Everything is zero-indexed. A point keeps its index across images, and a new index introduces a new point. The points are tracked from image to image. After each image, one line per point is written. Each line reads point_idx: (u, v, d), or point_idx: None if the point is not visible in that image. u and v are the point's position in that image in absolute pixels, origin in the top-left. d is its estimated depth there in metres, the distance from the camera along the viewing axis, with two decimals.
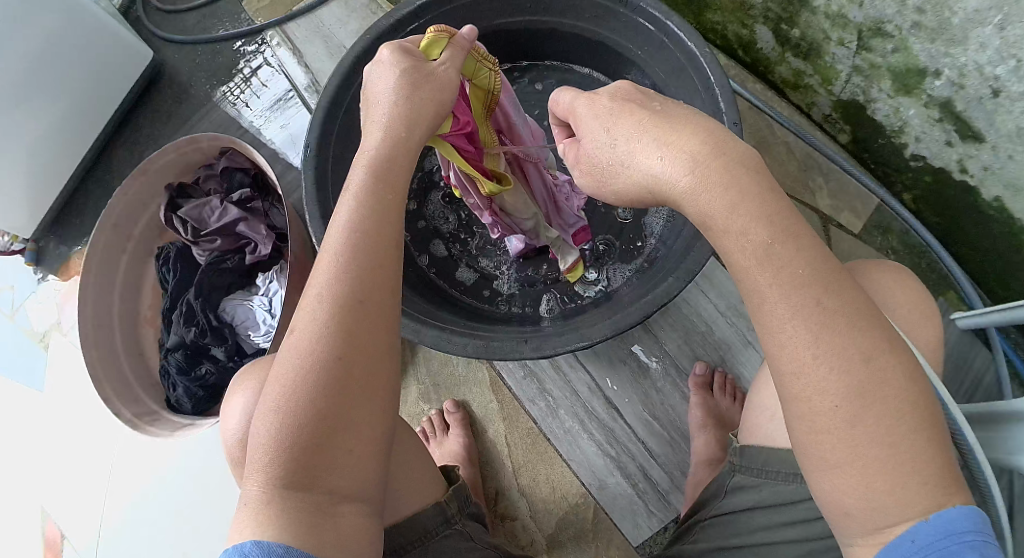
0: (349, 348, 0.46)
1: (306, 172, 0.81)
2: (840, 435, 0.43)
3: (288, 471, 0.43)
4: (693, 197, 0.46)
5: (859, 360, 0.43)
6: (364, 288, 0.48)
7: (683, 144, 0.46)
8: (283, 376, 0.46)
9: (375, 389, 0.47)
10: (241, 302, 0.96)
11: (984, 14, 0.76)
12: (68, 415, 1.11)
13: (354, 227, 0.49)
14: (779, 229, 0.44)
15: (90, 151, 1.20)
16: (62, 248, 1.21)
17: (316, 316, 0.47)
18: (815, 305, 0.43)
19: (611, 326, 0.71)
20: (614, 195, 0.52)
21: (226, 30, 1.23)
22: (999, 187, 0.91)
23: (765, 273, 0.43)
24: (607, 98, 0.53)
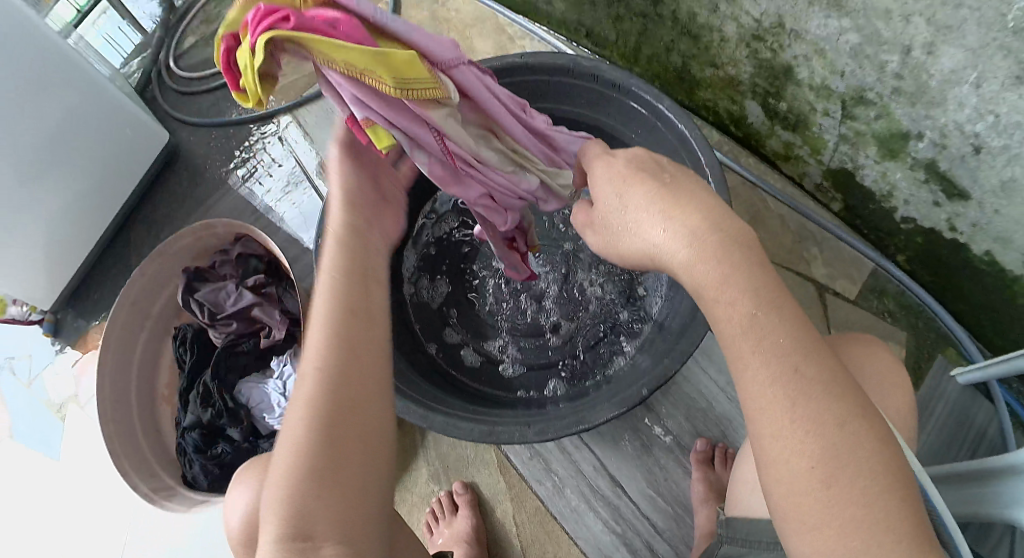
0: (343, 417, 0.51)
1: (312, 247, 0.84)
2: (815, 521, 0.44)
3: (287, 530, 0.48)
4: (690, 267, 0.48)
5: (833, 424, 0.44)
6: (345, 355, 0.52)
7: (684, 218, 0.49)
8: (286, 444, 0.51)
9: (373, 442, 0.52)
10: (257, 385, 1.01)
11: (960, 73, 0.79)
12: (81, 483, 1.12)
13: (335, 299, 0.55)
14: (762, 298, 0.47)
15: (109, 229, 1.26)
16: (80, 322, 1.25)
17: (311, 385, 0.51)
18: (793, 372, 0.45)
19: (612, 408, 0.73)
20: (624, 258, 0.56)
21: (239, 114, 1.29)
22: (988, 241, 0.94)
23: (756, 361, 0.45)
24: (621, 162, 0.57)
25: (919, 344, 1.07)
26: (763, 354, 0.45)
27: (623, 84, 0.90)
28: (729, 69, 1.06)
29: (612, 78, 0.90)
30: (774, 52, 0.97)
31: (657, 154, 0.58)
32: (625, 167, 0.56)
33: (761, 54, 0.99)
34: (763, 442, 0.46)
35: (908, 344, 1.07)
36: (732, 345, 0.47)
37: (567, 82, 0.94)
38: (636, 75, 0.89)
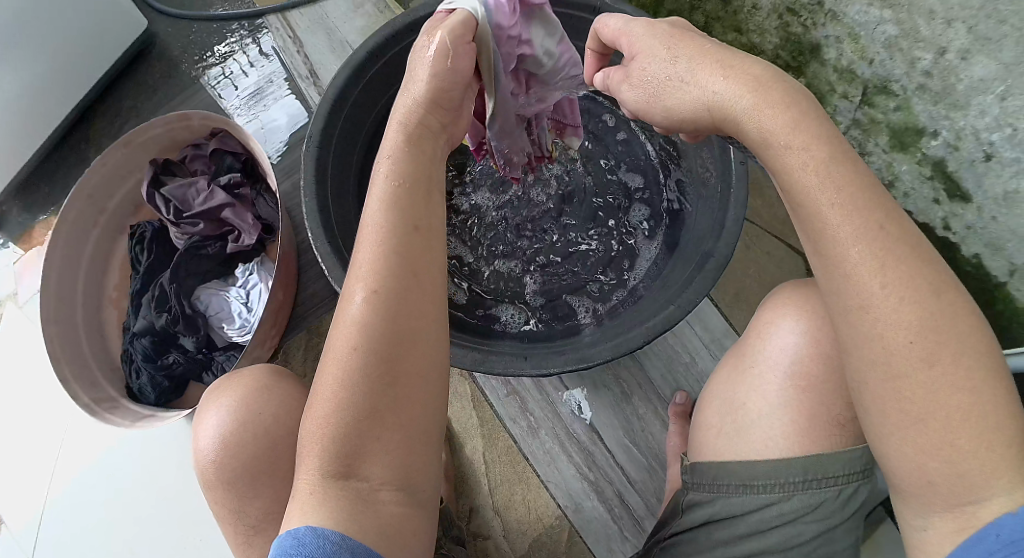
0: (387, 340, 0.48)
1: (309, 144, 0.82)
2: (918, 410, 0.42)
3: (331, 464, 0.47)
4: (756, 113, 0.47)
5: (929, 292, 0.42)
6: (395, 289, 0.49)
7: (744, 69, 0.49)
8: (336, 365, 0.48)
9: (419, 372, 0.49)
10: (217, 293, 0.93)
11: (988, 83, 0.82)
12: (12, 390, 1.02)
13: (383, 226, 0.51)
14: (834, 147, 0.45)
15: (68, 118, 1.13)
16: (27, 216, 1.13)
17: (366, 279, 0.49)
18: (880, 229, 0.43)
19: (612, 350, 0.72)
20: (667, 113, 0.54)
21: (224, 9, 1.18)
22: (979, 245, 0.96)
23: (840, 209, 0.44)
24: (661, 25, 0.56)
25: None
26: (852, 210, 0.44)
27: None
28: (754, 36, 1.05)
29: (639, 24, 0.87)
30: (806, 27, 0.97)
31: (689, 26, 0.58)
32: (661, 30, 0.55)
33: (792, 28, 0.99)
34: (861, 314, 0.43)
35: None
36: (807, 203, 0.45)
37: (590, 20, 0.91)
38: None
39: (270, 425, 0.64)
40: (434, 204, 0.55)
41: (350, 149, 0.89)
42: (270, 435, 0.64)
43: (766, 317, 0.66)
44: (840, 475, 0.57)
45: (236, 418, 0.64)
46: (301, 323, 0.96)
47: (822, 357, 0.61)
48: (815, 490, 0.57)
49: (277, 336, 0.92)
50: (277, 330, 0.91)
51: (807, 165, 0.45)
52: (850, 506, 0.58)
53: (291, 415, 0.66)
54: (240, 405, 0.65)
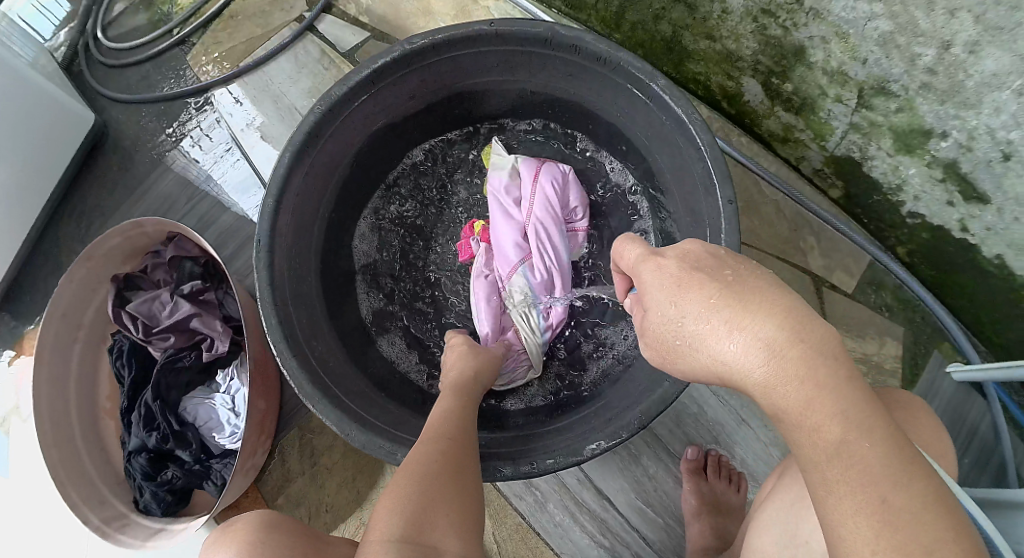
0: (454, 458, 0.61)
1: (258, 240, 0.79)
2: None
3: (405, 527, 0.54)
4: (768, 390, 0.44)
5: (921, 555, 0.39)
6: (456, 437, 0.65)
7: (756, 331, 0.45)
8: (413, 461, 0.61)
9: (474, 493, 0.60)
10: (202, 402, 0.92)
11: (1002, 78, 0.71)
12: (34, 507, 1.03)
13: (450, 410, 0.70)
14: (852, 421, 0.42)
15: (36, 225, 1.10)
16: (16, 326, 1.11)
17: (438, 429, 0.66)
18: (879, 502, 0.41)
19: (603, 441, 0.72)
20: (682, 367, 0.52)
21: (171, 87, 1.13)
22: (1001, 246, 0.88)
23: (834, 468, 0.42)
24: (674, 263, 0.52)
25: (916, 340, 1.05)
26: (853, 474, 0.41)
27: (611, 57, 0.82)
28: (728, 43, 0.96)
29: (596, 51, 0.82)
30: (786, 29, 0.87)
31: (713, 246, 0.53)
32: (670, 273, 0.52)
33: (769, 31, 0.90)
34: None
35: (905, 341, 1.05)
36: (813, 465, 0.43)
37: (542, 53, 0.86)
38: (625, 49, 0.81)
39: None
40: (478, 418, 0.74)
41: (305, 248, 0.88)
42: None
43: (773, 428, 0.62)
44: None
45: None
46: (290, 420, 0.95)
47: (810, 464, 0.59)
48: None
49: (268, 440, 0.91)
50: (267, 435, 0.91)
51: (781, 386, 0.44)
52: None
53: None
54: None
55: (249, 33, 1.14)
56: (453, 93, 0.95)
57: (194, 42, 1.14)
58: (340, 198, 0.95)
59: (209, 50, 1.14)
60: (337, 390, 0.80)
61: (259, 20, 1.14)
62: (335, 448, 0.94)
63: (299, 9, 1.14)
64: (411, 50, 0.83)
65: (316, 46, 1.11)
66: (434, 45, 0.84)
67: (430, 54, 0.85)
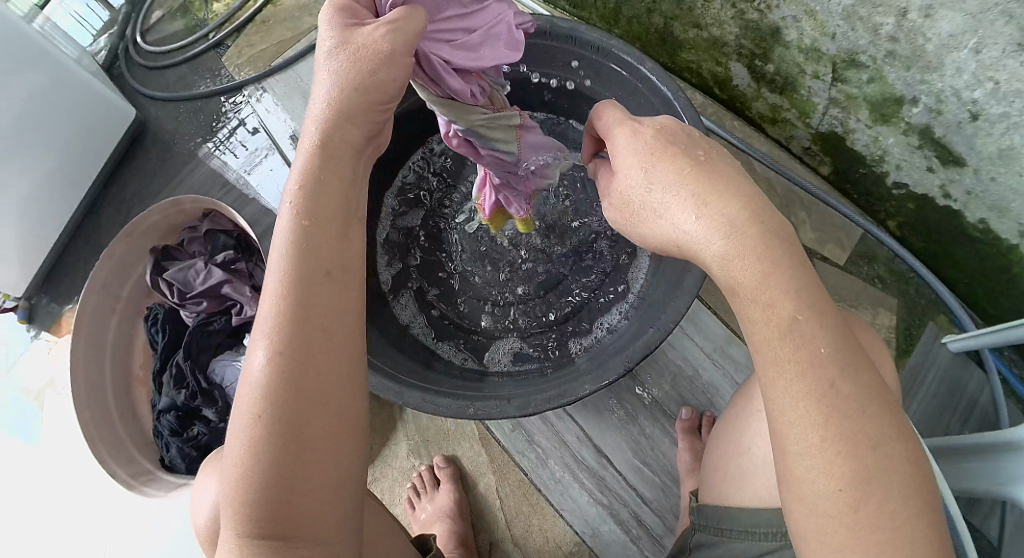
0: (300, 385, 0.45)
1: None
2: (842, 541, 0.45)
3: (256, 531, 0.43)
4: (726, 261, 0.49)
5: (866, 445, 0.45)
6: (302, 334, 0.46)
7: (720, 208, 0.49)
8: (248, 414, 0.45)
9: (341, 420, 0.46)
10: (230, 363, 0.97)
11: (958, 38, 0.77)
12: (63, 471, 1.07)
13: (290, 265, 0.47)
14: (806, 304, 0.47)
15: (79, 210, 1.19)
16: (54, 305, 1.18)
17: (274, 321, 0.46)
18: (827, 389, 0.46)
19: (594, 383, 0.76)
20: (642, 236, 0.56)
21: (208, 86, 1.24)
22: (983, 210, 0.92)
23: (785, 344, 0.47)
24: (650, 134, 0.55)
25: (910, 311, 1.07)
26: (807, 365, 0.46)
27: (602, 46, 0.90)
28: (713, 29, 1.04)
29: (591, 40, 0.91)
30: (762, 12, 0.94)
31: (688, 126, 0.57)
32: (644, 143, 0.55)
33: (749, 15, 0.97)
34: (794, 462, 0.47)
35: (899, 311, 1.07)
36: (766, 345, 0.48)
37: (544, 44, 0.94)
38: (615, 38, 0.90)
39: None
40: (353, 236, 0.51)
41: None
42: None
43: None
44: None
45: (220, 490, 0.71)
46: None
47: None
48: None
49: None
50: None
51: (741, 262, 0.48)
52: None
53: None
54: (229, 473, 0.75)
55: (279, 36, 1.24)
56: None
57: (228, 45, 1.26)
58: None
59: (241, 52, 1.25)
60: None
61: (289, 24, 1.24)
62: None
63: (325, 13, 1.24)
64: None
65: None
66: None
67: None
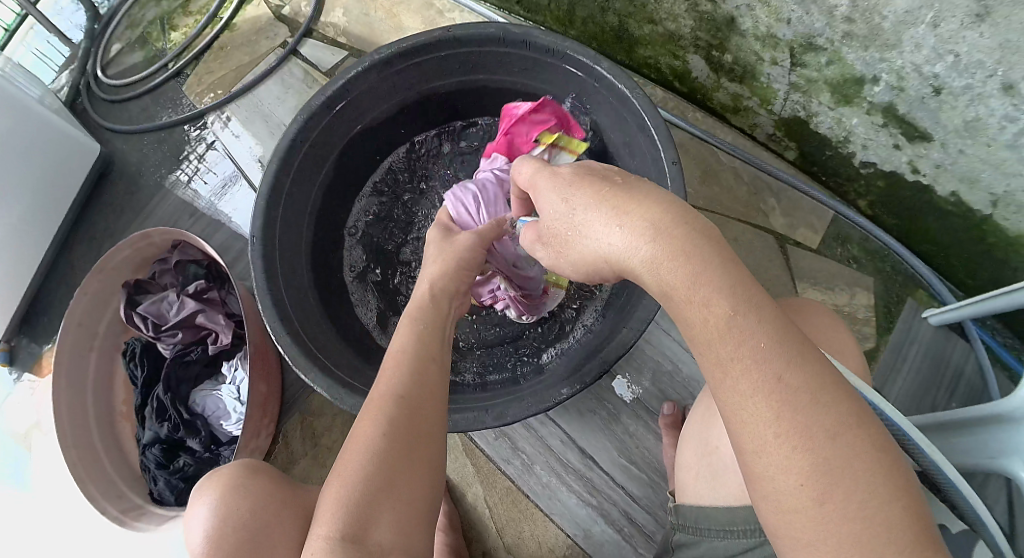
0: (405, 426, 0.56)
1: (252, 236, 0.87)
2: (809, 539, 0.41)
3: (346, 525, 0.51)
4: (654, 266, 0.47)
5: (823, 435, 0.42)
6: (412, 392, 0.59)
7: (643, 214, 0.48)
8: (360, 444, 0.55)
9: (427, 463, 0.56)
10: (210, 393, 0.97)
11: (915, 14, 0.76)
12: (56, 514, 1.07)
13: (406, 349, 0.63)
14: (739, 299, 0.44)
15: (52, 248, 1.18)
16: (34, 346, 1.17)
17: (392, 380, 0.59)
18: (775, 381, 0.43)
19: (568, 386, 0.76)
20: (570, 263, 0.56)
21: (170, 116, 1.23)
22: (953, 182, 0.91)
23: (726, 344, 0.44)
24: (569, 170, 0.56)
25: (889, 289, 1.06)
26: (740, 359, 0.44)
27: (557, 48, 0.89)
28: (668, 23, 1.03)
29: (545, 44, 0.89)
30: (715, 3, 0.94)
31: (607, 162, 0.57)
32: (567, 175, 0.56)
33: (702, 7, 0.96)
34: (754, 460, 0.44)
35: (877, 290, 1.07)
36: (706, 346, 0.45)
37: (496, 52, 0.94)
38: (570, 39, 0.88)
39: (251, 510, 0.66)
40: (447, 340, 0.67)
41: (294, 249, 0.94)
42: (250, 530, 0.65)
43: None
44: None
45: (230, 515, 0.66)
46: (294, 406, 1.01)
47: None
48: None
49: (271, 423, 0.98)
50: (270, 419, 0.97)
51: (670, 271, 0.46)
52: None
53: (264, 506, 0.67)
54: (225, 498, 0.67)
55: (238, 60, 1.24)
56: (419, 97, 1.02)
57: (188, 73, 1.25)
58: (327, 196, 1.02)
59: (201, 79, 1.24)
60: (333, 366, 0.85)
61: (247, 48, 1.25)
62: (332, 428, 0.99)
63: (282, 34, 1.24)
64: (375, 61, 0.92)
65: (301, 67, 1.20)
66: (399, 54, 0.92)
67: (395, 62, 0.93)
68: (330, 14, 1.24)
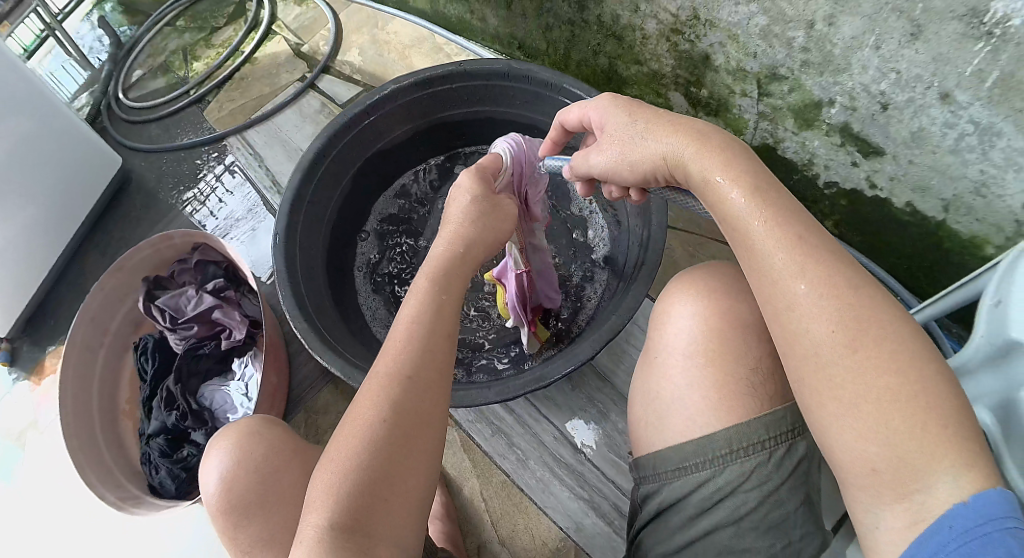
0: (405, 414, 0.56)
1: (278, 237, 0.93)
2: (848, 396, 0.46)
3: (340, 513, 0.51)
4: (697, 156, 0.56)
5: (848, 288, 0.47)
6: (417, 375, 0.58)
7: (689, 126, 0.58)
8: (360, 427, 0.55)
9: (424, 453, 0.56)
10: (219, 388, 1.01)
11: (860, 38, 0.88)
12: (42, 511, 1.05)
13: (415, 326, 0.61)
14: (765, 183, 0.53)
15: (64, 255, 1.23)
16: (36, 350, 1.19)
17: (397, 361, 0.59)
18: (799, 239, 0.50)
19: (570, 364, 0.81)
20: (630, 170, 0.62)
21: (189, 139, 1.32)
22: (907, 192, 0.99)
23: (760, 216, 0.51)
24: (612, 100, 0.66)
25: None
26: (773, 221, 0.51)
27: (555, 84, 0.99)
28: (652, 63, 1.15)
29: (544, 79, 1.00)
30: (692, 43, 1.06)
31: None
32: (621, 102, 0.65)
33: (681, 47, 1.09)
34: (789, 316, 0.49)
35: None
36: (740, 220, 0.53)
37: (500, 85, 1.05)
38: (566, 75, 0.99)
39: (264, 456, 0.69)
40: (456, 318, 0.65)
41: (311, 255, 1.00)
42: (265, 471, 0.69)
43: (664, 304, 0.68)
44: (767, 437, 0.57)
45: (239, 459, 0.69)
46: (299, 405, 1.04)
47: (719, 327, 0.63)
48: (747, 458, 0.58)
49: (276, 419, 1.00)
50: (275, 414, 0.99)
51: (710, 165, 0.55)
52: (785, 466, 0.57)
53: (278, 452, 0.70)
54: (239, 446, 0.70)
55: (258, 91, 1.35)
56: (428, 126, 1.13)
57: (209, 100, 1.35)
58: (342, 209, 1.10)
59: (222, 105, 1.34)
60: (342, 348, 0.89)
61: (266, 80, 1.36)
62: (330, 428, 1.02)
63: (300, 70, 1.35)
64: (392, 90, 1.03)
65: (318, 99, 1.31)
66: (410, 84, 1.03)
67: (410, 91, 1.04)
68: (346, 55, 1.37)
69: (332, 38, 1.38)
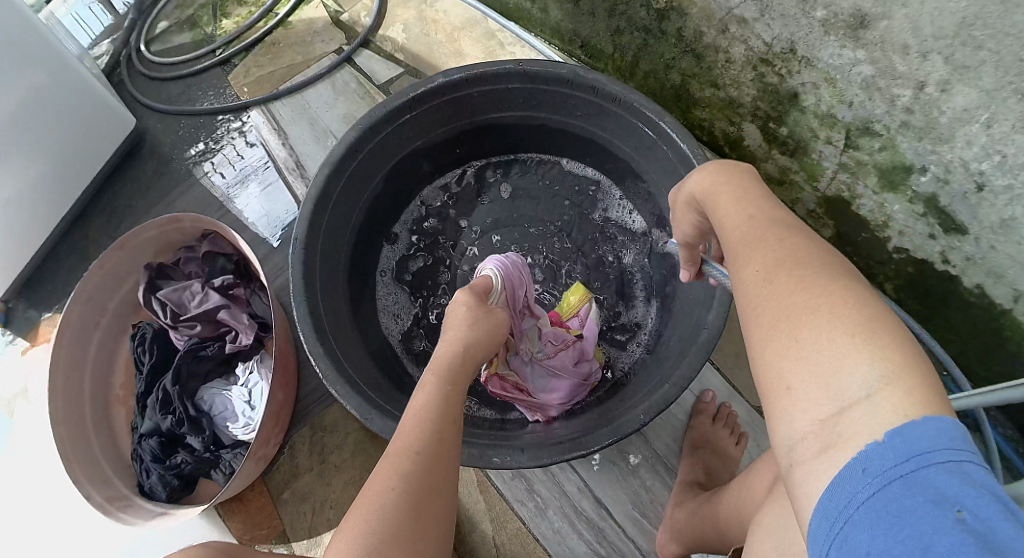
0: (418, 486, 0.54)
1: (295, 238, 0.85)
2: (792, 352, 0.41)
3: None
4: (708, 187, 0.59)
5: (791, 254, 0.46)
6: (431, 451, 0.56)
7: (714, 169, 0.61)
8: (372, 503, 0.53)
9: (433, 530, 0.53)
10: (220, 393, 0.94)
11: (972, 112, 0.80)
12: (25, 492, 0.99)
13: (427, 407, 0.61)
14: (756, 201, 0.55)
15: (66, 217, 1.15)
16: (31, 313, 1.12)
17: (410, 436, 0.58)
18: (758, 222, 0.51)
19: (611, 435, 0.75)
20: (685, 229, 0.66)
21: (209, 105, 1.22)
22: (981, 276, 0.93)
23: (738, 215, 0.53)
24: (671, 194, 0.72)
25: None
26: (751, 214, 0.53)
27: (624, 99, 0.91)
28: (731, 91, 1.06)
29: (613, 93, 0.91)
30: (781, 77, 0.98)
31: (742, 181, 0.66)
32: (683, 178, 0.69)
33: (767, 79, 1.00)
34: (745, 292, 0.48)
35: None
36: (725, 228, 0.54)
37: (560, 92, 0.95)
38: (638, 92, 0.90)
39: None
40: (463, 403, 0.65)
41: (333, 265, 0.92)
42: None
43: None
44: None
45: None
46: (303, 418, 1.00)
47: None
48: None
49: (279, 434, 0.94)
50: (280, 428, 0.94)
51: (710, 190, 0.58)
52: None
53: None
54: None
55: (289, 60, 1.24)
56: (474, 125, 1.03)
57: (235, 64, 1.25)
58: (370, 210, 1.02)
59: (247, 72, 1.24)
60: (360, 381, 0.83)
61: (299, 50, 1.25)
62: (340, 448, 0.98)
63: (338, 41, 1.24)
64: (441, 84, 0.93)
65: (353, 76, 1.21)
66: (467, 79, 0.94)
67: (462, 86, 0.95)
68: (389, 30, 1.26)
69: (375, 10, 1.26)
